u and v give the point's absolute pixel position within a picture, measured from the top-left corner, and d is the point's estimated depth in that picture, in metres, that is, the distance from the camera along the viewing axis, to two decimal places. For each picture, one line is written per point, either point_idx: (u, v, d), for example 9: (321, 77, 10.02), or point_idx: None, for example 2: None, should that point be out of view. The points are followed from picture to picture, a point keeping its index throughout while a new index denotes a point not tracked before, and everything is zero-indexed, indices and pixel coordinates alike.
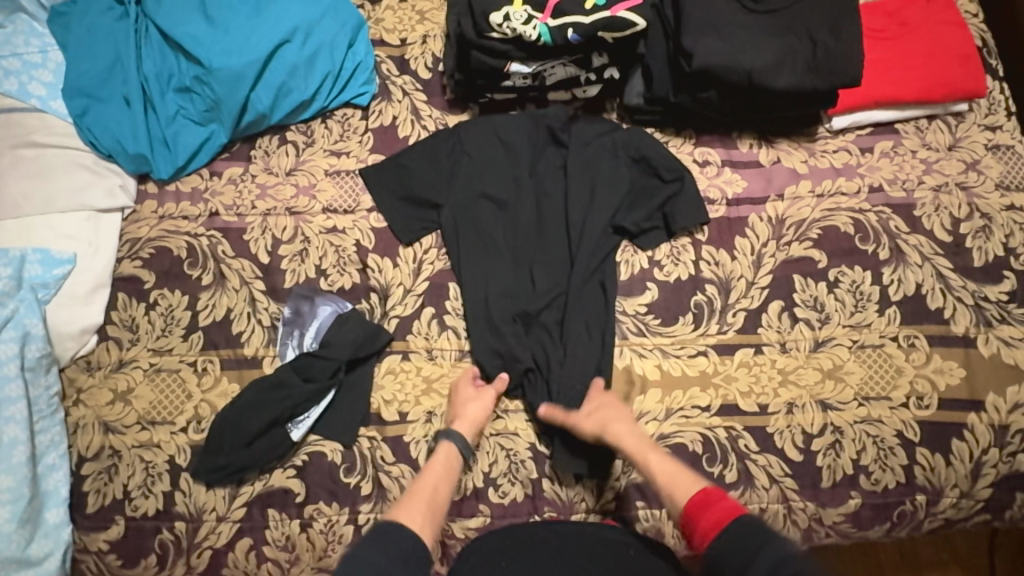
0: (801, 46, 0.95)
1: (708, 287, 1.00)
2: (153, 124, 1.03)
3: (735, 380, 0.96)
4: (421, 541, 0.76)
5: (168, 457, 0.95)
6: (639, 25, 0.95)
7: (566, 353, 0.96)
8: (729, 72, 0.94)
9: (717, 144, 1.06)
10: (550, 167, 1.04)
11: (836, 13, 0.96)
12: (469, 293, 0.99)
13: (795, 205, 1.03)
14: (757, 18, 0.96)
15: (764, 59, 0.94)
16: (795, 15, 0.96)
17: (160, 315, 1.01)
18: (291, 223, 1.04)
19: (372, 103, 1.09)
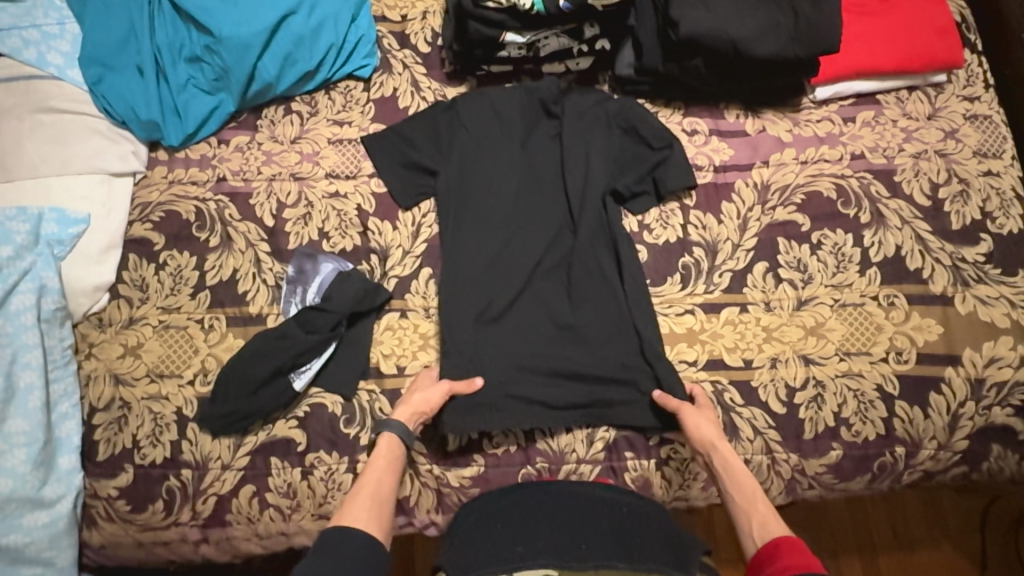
0: (784, 16, 1.00)
1: (695, 250, 1.04)
2: (165, 93, 1.08)
3: (721, 337, 0.99)
4: (373, 540, 0.77)
5: (176, 408, 0.99)
6: None
7: (566, 311, 1.01)
8: (715, 40, 0.98)
9: (705, 114, 1.11)
10: (544, 140, 1.09)
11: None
12: (468, 257, 1.03)
13: (780, 172, 1.07)
14: None
15: (748, 28, 0.99)
16: None
17: (169, 274, 1.06)
18: (295, 188, 1.09)
19: (374, 76, 1.14)
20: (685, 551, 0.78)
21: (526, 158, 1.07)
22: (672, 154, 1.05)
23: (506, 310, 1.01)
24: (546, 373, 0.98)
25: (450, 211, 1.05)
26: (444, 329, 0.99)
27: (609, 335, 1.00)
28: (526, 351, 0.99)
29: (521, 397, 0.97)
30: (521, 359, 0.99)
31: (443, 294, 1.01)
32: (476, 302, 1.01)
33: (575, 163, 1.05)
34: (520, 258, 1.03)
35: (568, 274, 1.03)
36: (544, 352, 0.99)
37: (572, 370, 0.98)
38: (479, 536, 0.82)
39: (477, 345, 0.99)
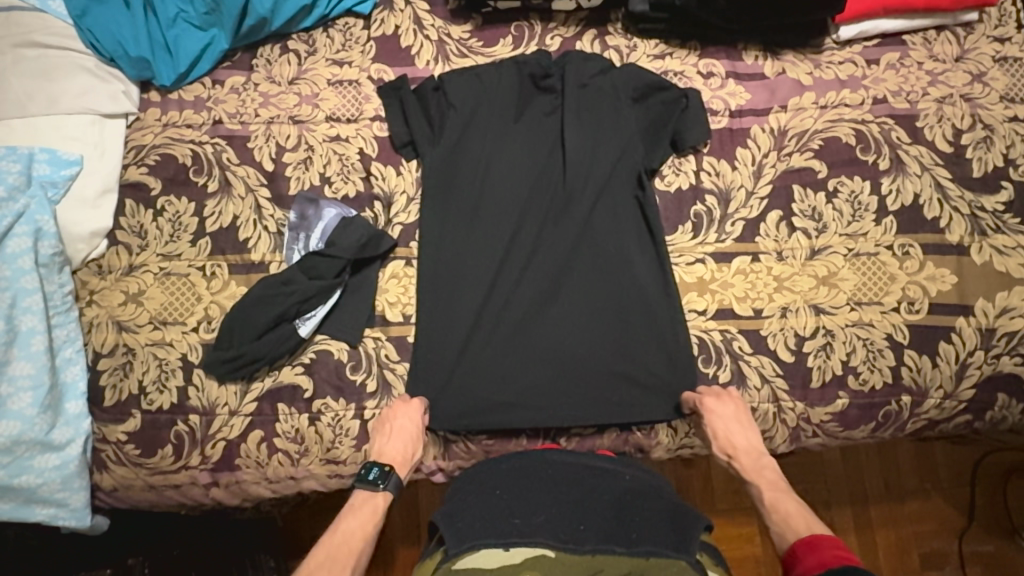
0: None
1: (707, 198, 1.01)
2: (154, 28, 1.02)
3: (731, 287, 0.98)
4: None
5: (181, 355, 0.99)
6: None
7: (587, 289, 0.98)
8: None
9: (721, 55, 1.06)
10: (545, 113, 1.04)
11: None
12: (469, 242, 1.00)
13: (798, 117, 1.03)
14: None
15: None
16: None
17: (167, 221, 1.03)
18: (294, 131, 1.05)
19: (374, 12, 1.08)
20: (688, 530, 0.71)
21: (527, 133, 1.03)
22: (683, 117, 1.01)
23: (524, 293, 0.98)
24: (569, 351, 0.97)
25: (452, 191, 1.01)
26: (450, 320, 0.97)
27: (622, 314, 0.98)
28: (536, 335, 0.97)
29: (534, 381, 0.96)
30: (531, 345, 0.97)
31: (445, 283, 0.99)
32: (480, 287, 0.98)
33: (578, 136, 1.01)
34: (526, 242, 1.00)
35: (577, 255, 0.99)
36: (555, 336, 0.97)
37: (587, 352, 0.97)
38: (475, 504, 0.76)
39: (486, 329, 0.97)
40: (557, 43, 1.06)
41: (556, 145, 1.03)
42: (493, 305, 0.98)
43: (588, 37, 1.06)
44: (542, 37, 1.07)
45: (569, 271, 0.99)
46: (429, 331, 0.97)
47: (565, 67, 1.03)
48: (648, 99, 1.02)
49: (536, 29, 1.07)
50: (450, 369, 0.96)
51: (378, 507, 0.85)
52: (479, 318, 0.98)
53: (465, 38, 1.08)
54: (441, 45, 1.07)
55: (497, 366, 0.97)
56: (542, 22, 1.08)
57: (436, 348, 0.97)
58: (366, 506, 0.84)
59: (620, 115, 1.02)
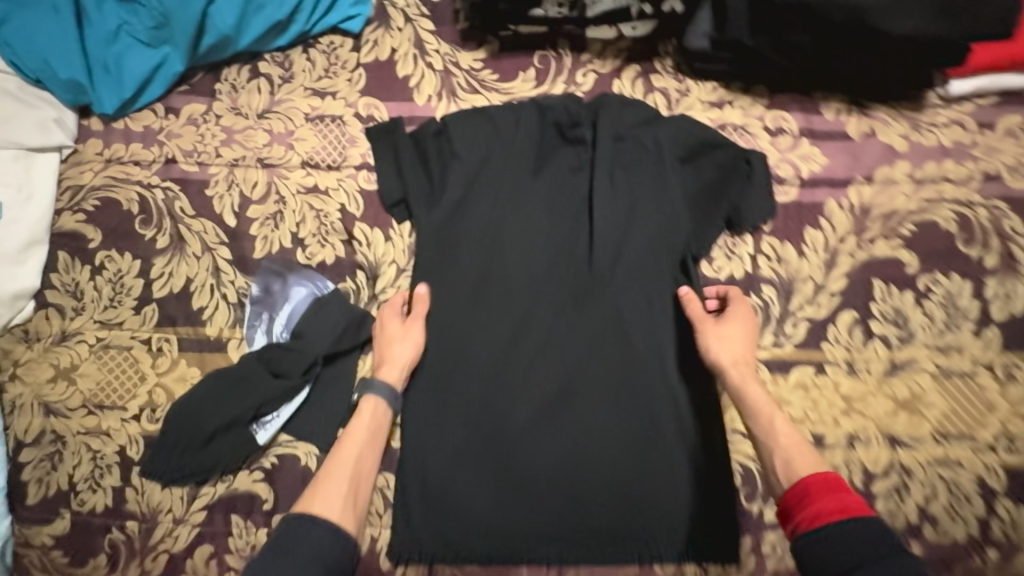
0: None
1: (764, 289, 0.82)
2: (90, 43, 0.81)
3: (788, 404, 0.80)
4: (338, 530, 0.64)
5: (118, 448, 0.83)
6: None
7: (610, 392, 0.78)
8: (838, 12, 0.69)
9: (795, 106, 0.84)
10: (570, 171, 0.83)
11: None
12: (466, 326, 0.80)
13: (886, 192, 0.82)
14: None
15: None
16: None
17: (106, 281, 0.85)
18: (263, 178, 0.86)
19: (366, 30, 0.87)
20: None
21: (547, 197, 0.82)
22: (744, 187, 0.81)
23: (531, 393, 0.78)
24: (584, 471, 0.77)
25: (450, 268, 0.80)
26: (443, 434, 0.78)
27: (657, 437, 0.77)
28: (550, 458, 0.77)
29: (546, 517, 0.77)
30: (542, 471, 0.77)
31: (437, 385, 0.79)
32: (480, 393, 0.78)
33: (611, 205, 0.81)
34: (541, 337, 0.79)
35: (604, 358, 0.79)
36: (574, 460, 0.77)
37: (611, 482, 0.77)
38: None
39: (486, 448, 0.78)
40: (591, 80, 0.86)
41: (582, 210, 0.82)
42: (496, 417, 0.78)
43: (629, 74, 0.85)
44: (573, 72, 0.86)
45: (588, 369, 0.79)
46: (417, 448, 0.78)
47: (599, 113, 0.83)
48: (700, 160, 0.81)
49: (566, 62, 0.86)
50: (444, 497, 0.77)
51: (372, 411, 0.74)
52: (477, 434, 0.78)
53: (476, 67, 0.87)
54: (447, 76, 0.87)
55: (501, 497, 0.77)
56: (573, 52, 0.86)
57: (425, 470, 0.78)
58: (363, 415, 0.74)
59: (665, 180, 0.80)
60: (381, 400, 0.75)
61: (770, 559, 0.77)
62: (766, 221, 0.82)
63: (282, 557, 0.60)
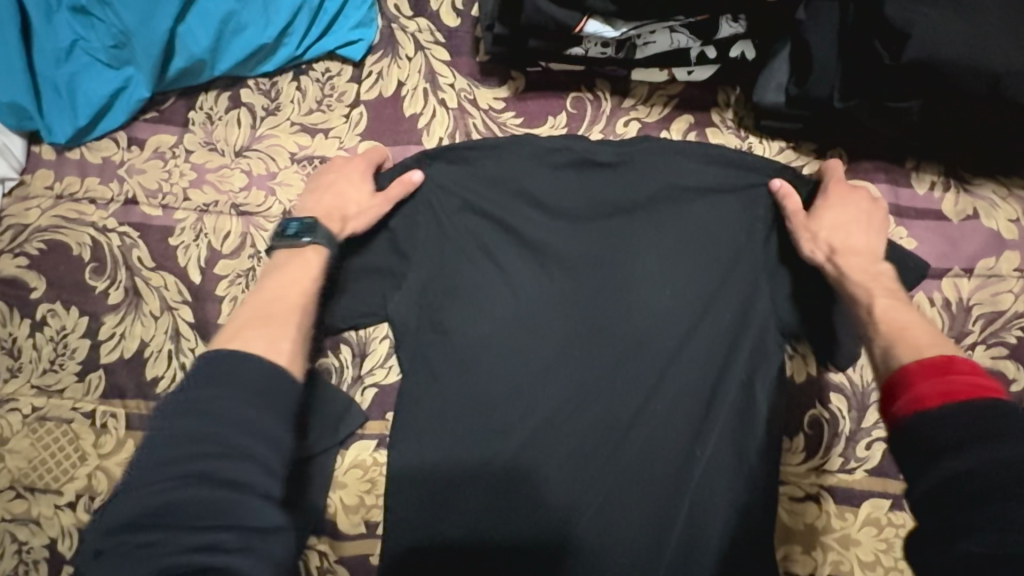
0: None
1: (832, 399, 0.67)
2: (39, 62, 0.68)
3: (856, 545, 0.65)
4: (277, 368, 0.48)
5: (49, 541, 0.70)
6: None
7: (640, 516, 0.65)
8: (974, 77, 0.54)
9: (882, 177, 0.69)
10: (609, 243, 0.68)
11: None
12: (470, 425, 0.66)
13: (990, 288, 0.67)
14: None
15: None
16: None
17: (47, 340, 0.72)
18: (237, 228, 0.72)
19: (369, 58, 0.73)
20: None
21: (575, 272, 0.68)
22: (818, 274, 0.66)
23: (544, 511, 0.65)
24: None
25: None
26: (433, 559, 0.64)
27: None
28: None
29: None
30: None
31: (431, 498, 0.65)
32: None
33: (652, 294, 0.67)
34: (559, 442, 0.66)
35: (637, 470, 0.65)
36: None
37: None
38: None
39: None
40: (633, 131, 0.71)
41: (621, 288, 0.68)
42: (503, 544, 0.64)
43: (679, 127, 0.71)
44: (611, 120, 0.72)
45: (618, 486, 0.65)
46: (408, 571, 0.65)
47: (649, 168, 0.68)
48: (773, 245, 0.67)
49: (604, 107, 0.72)
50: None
51: (310, 261, 0.61)
52: (479, 561, 0.64)
53: (496, 108, 0.73)
54: (461, 115, 0.73)
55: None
56: (614, 96, 0.72)
57: None
58: (296, 262, 0.60)
59: (724, 262, 0.67)
60: (322, 249, 0.61)
61: None
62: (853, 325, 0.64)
63: (207, 388, 0.46)
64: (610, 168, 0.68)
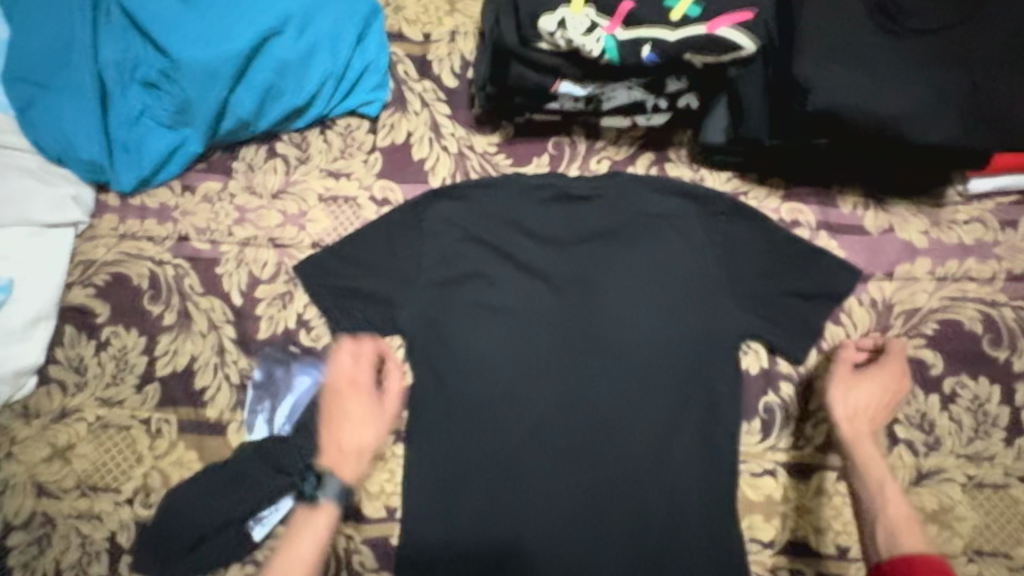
0: (962, 92, 0.67)
1: (782, 385, 0.79)
2: (112, 125, 0.83)
3: (808, 513, 0.76)
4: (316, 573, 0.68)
5: (109, 533, 0.80)
6: (744, 50, 0.70)
7: (619, 491, 0.77)
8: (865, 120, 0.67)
9: (812, 200, 0.83)
10: (587, 261, 0.82)
11: (1021, 37, 0.69)
12: (477, 418, 0.79)
13: (908, 289, 0.80)
14: (905, 46, 0.69)
15: (908, 103, 0.67)
16: (957, 46, 0.68)
17: (110, 357, 0.84)
18: (274, 258, 0.86)
19: (383, 114, 0.88)
20: None
21: (560, 287, 0.82)
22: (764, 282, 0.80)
23: (539, 489, 0.78)
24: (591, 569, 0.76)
25: None
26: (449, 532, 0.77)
27: (673, 544, 0.75)
28: (561, 560, 0.76)
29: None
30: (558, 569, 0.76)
31: (445, 480, 0.78)
32: None
33: (623, 305, 0.81)
34: (551, 427, 0.79)
35: (618, 451, 0.78)
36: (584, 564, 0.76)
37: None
38: None
39: None
40: (605, 167, 0.86)
41: (597, 300, 0.81)
42: (506, 517, 0.77)
43: (643, 162, 0.86)
44: (586, 159, 0.86)
45: (602, 466, 0.78)
46: (426, 545, 0.76)
47: (618, 197, 0.83)
48: (726, 258, 0.81)
49: (580, 148, 0.87)
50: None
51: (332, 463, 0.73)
52: (488, 531, 0.77)
53: (491, 151, 0.87)
54: (461, 159, 0.87)
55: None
56: (587, 139, 0.87)
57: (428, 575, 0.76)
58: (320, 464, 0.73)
59: (682, 275, 0.81)
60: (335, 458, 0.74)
61: None
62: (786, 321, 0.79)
63: None
64: (587, 201, 0.83)
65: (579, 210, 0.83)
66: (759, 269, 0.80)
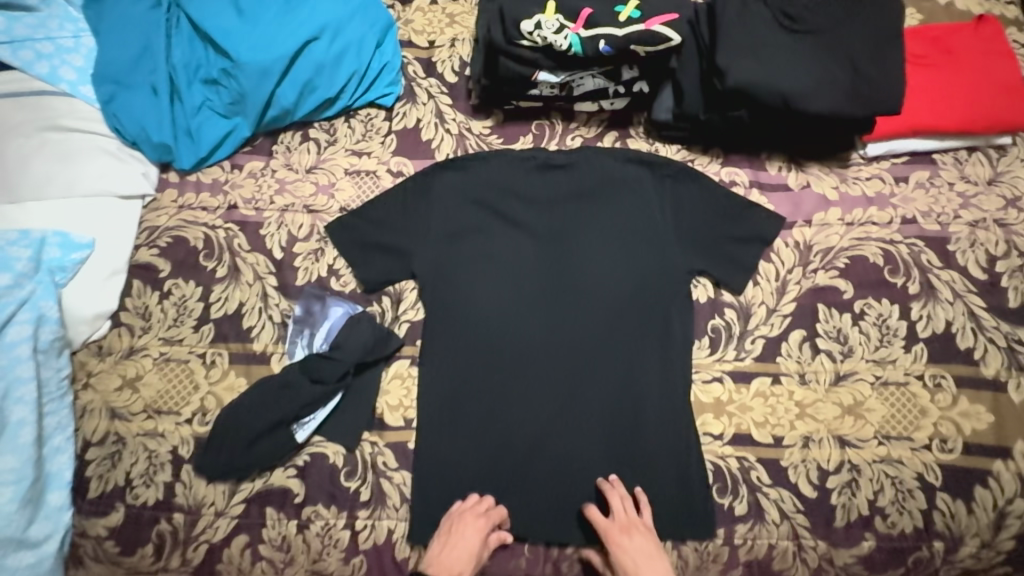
0: (843, 73, 0.88)
1: (726, 312, 0.97)
2: (178, 115, 1.02)
3: (750, 410, 0.93)
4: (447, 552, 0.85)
5: (172, 447, 0.95)
6: (672, 41, 0.91)
7: (595, 399, 0.93)
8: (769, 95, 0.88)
9: (745, 164, 1.03)
10: (565, 216, 1.01)
11: (889, 29, 0.89)
12: (476, 344, 0.96)
13: (823, 232, 0.99)
14: (800, 39, 0.90)
15: (804, 82, 0.88)
16: (840, 38, 0.90)
17: (172, 304, 1.01)
18: (308, 221, 1.04)
19: (397, 105, 1.08)
20: None
21: (543, 238, 1.00)
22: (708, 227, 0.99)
23: (528, 400, 0.94)
24: (574, 463, 0.92)
25: None
26: (456, 437, 0.93)
27: (640, 441, 0.92)
28: (549, 456, 0.92)
29: (539, 500, 0.92)
30: (547, 464, 0.92)
31: (451, 394, 0.95)
32: None
33: (595, 250, 0.99)
34: (537, 350, 0.95)
35: (594, 368, 0.94)
36: (568, 459, 0.92)
37: (595, 476, 0.92)
38: None
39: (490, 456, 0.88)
40: (578, 143, 1.05)
41: (573, 247, 0.99)
42: (502, 423, 0.93)
43: (609, 139, 1.06)
44: (563, 137, 1.06)
45: (580, 380, 0.94)
46: (438, 447, 0.93)
47: (589, 164, 1.02)
48: (678, 209, 1.00)
49: (558, 129, 1.07)
50: (461, 481, 0.92)
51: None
52: (488, 433, 0.93)
53: (485, 133, 1.07)
54: (461, 139, 1.07)
55: (504, 491, 0.92)
56: (564, 121, 1.07)
57: (440, 470, 0.93)
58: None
59: (643, 224, 0.99)
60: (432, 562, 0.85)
61: (739, 547, 0.89)
62: (727, 260, 0.98)
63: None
64: (564, 169, 1.02)
65: (557, 175, 1.02)
66: (703, 218, 0.99)
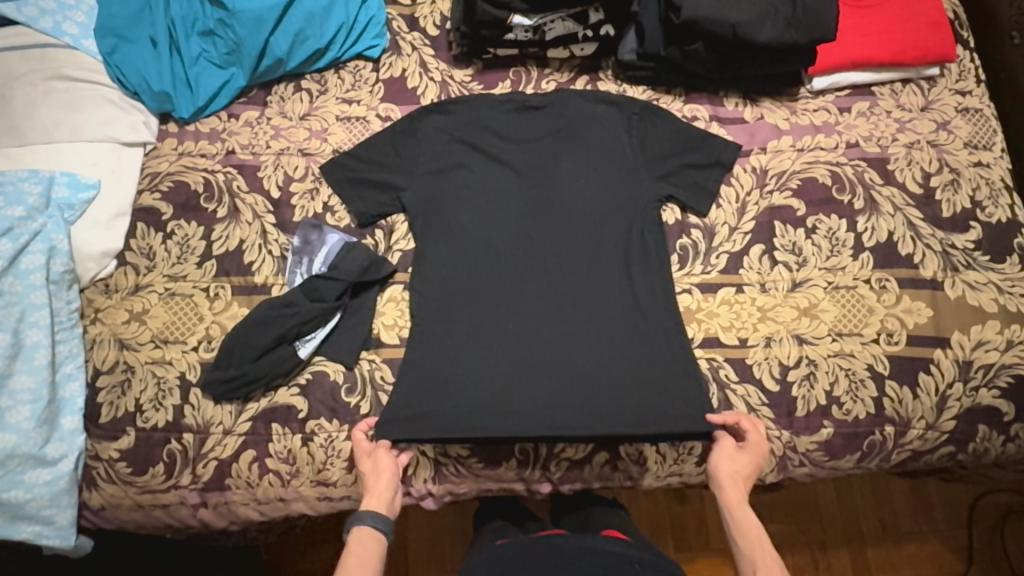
0: (781, 5, 1.02)
1: (693, 232, 1.06)
2: (177, 66, 1.10)
3: (716, 316, 1.02)
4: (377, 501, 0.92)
5: (179, 373, 1.00)
6: None
7: (573, 313, 1.01)
8: (717, 25, 1.01)
9: (705, 101, 1.13)
10: (542, 150, 1.09)
11: None
12: (464, 268, 1.04)
13: (777, 158, 1.09)
14: None
15: (744, 13, 1.01)
16: None
17: (176, 244, 1.06)
18: (303, 163, 1.10)
19: (383, 56, 1.16)
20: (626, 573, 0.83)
21: (523, 171, 1.08)
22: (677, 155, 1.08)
23: (512, 316, 1.01)
24: (557, 370, 0.98)
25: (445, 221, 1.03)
26: (444, 352, 0.99)
27: (619, 346, 1.00)
28: (537, 366, 0.98)
29: (524, 407, 0.96)
30: (536, 372, 0.98)
31: (438, 313, 1.01)
32: None
33: (572, 180, 1.07)
34: (520, 272, 1.03)
35: (572, 285, 1.03)
36: (553, 366, 0.99)
37: (577, 382, 0.98)
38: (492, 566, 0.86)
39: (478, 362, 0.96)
40: (552, 86, 1.14)
41: (551, 178, 1.08)
42: (488, 338, 1.00)
43: (580, 82, 1.14)
44: (539, 81, 1.15)
45: (560, 296, 1.02)
46: (430, 359, 0.99)
47: (563, 105, 1.11)
48: (646, 140, 1.09)
49: (533, 74, 1.15)
50: (450, 392, 0.97)
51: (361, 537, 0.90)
52: (474, 346, 1.00)
53: (466, 80, 1.15)
54: (444, 85, 1.15)
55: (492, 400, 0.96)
56: (538, 68, 1.16)
57: (430, 383, 0.98)
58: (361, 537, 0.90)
59: (615, 156, 1.08)
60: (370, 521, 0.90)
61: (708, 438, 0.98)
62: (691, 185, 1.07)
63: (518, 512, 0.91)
64: (542, 111, 1.11)
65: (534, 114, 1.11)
66: (669, 148, 1.08)
